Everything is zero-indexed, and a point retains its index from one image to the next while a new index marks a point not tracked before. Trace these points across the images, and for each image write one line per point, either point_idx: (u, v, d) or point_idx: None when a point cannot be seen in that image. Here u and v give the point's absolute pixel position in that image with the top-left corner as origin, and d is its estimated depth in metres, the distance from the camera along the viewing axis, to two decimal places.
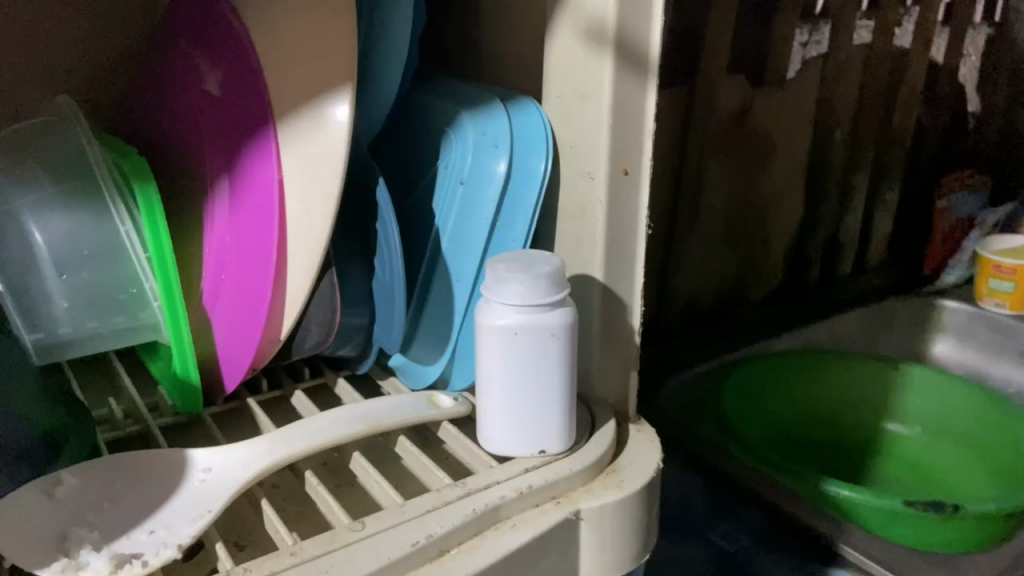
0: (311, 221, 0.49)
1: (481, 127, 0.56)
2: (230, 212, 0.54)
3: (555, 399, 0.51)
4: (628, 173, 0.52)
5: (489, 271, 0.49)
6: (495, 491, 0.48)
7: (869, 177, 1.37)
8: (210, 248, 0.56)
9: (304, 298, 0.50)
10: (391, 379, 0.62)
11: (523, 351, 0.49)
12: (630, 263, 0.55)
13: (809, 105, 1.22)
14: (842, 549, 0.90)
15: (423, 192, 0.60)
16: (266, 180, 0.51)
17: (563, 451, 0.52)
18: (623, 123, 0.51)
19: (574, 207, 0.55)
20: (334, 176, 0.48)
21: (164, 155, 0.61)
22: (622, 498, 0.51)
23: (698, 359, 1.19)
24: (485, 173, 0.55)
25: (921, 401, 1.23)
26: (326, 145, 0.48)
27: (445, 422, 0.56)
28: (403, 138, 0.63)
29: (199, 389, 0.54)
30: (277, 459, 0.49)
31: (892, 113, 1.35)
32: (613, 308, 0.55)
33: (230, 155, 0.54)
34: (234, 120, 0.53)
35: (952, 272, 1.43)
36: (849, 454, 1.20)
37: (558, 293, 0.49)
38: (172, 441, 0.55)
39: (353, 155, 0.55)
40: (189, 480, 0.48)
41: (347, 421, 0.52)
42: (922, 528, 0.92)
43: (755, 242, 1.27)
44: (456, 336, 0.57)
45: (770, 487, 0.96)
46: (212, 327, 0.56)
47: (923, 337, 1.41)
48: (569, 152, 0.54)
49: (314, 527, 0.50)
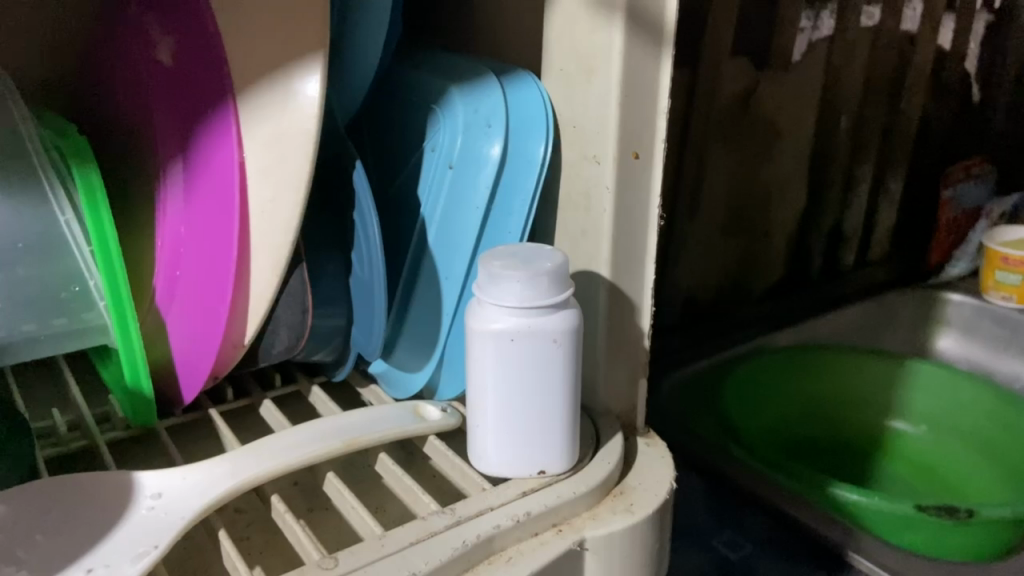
0: (278, 210, 0.43)
1: (472, 105, 0.49)
2: (186, 200, 0.47)
3: (557, 413, 0.45)
4: (639, 156, 0.46)
5: (482, 268, 0.43)
6: (488, 519, 0.42)
7: (874, 165, 1.31)
8: (164, 241, 0.50)
9: (270, 298, 0.44)
10: (371, 387, 0.56)
11: (520, 360, 0.43)
12: (640, 259, 0.49)
13: (815, 92, 1.16)
14: (852, 557, 0.83)
15: (407, 179, 0.53)
16: (225, 164, 0.44)
17: (565, 471, 0.46)
18: (636, 100, 0.45)
19: (578, 195, 0.48)
20: (305, 159, 0.42)
21: (114, 137, 0.54)
22: (632, 524, 0.44)
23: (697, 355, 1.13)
24: (476, 156, 0.49)
25: (927, 399, 1.17)
26: (294, 123, 0.42)
27: (432, 436, 0.49)
28: (385, 118, 0.56)
29: (152, 399, 0.48)
30: (239, 483, 0.43)
31: (898, 99, 1.28)
32: (620, 308, 0.49)
33: (185, 135, 0.47)
34: (187, 94, 0.46)
35: (957, 264, 1.37)
36: (854, 454, 1.15)
37: (561, 293, 0.42)
38: (123, 459, 0.49)
39: (327, 136, 0.49)
40: (135, 507, 0.42)
41: (319, 438, 0.45)
42: (934, 537, 0.85)
43: (756, 234, 1.20)
44: (444, 340, 0.51)
45: (771, 491, 0.89)
46: (168, 330, 0.49)
47: (927, 332, 1.36)
48: (572, 132, 0.47)
49: (282, 560, 0.43)
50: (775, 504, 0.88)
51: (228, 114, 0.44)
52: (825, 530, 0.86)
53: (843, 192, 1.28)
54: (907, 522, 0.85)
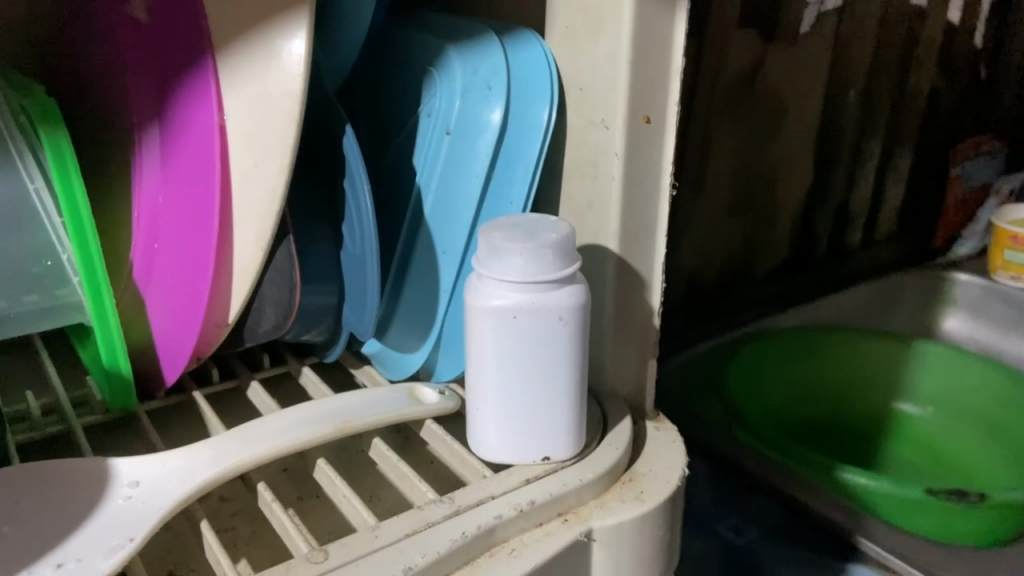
0: (262, 178, 0.40)
1: (472, 66, 0.46)
2: (163, 167, 0.44)
3: (562, 396, 0.42)
4: (650, 121, 0.43)
5: (482, 240, 0.40)
6: (489, 509, 0.39)
7: (884, 143, 1.24)
8: (140, 212, 0.46)
9: (254, 274, 0.41)
10: (365, 368, 0.53)
11: (522, 339, 0.40)
12: (650, 232, 0.46)
13: (824, 65, 1.09)
14: (863, 543, 0.80)
15: (402, 147, 0.50)
16: (205, 129, 0.41)
17: (570, 457, 0.43)
18: (648, 58, 0.41)
19: (584, 163, 0.45)
20: (291, 123, 0.39)
21: (86, 102, 0.50)
22: (643, 513, 0.42)
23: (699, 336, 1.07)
24: (476, 122, 0.46)
25: (932, 378, 1.14)
26: (279, 84, 0.39)
27: (429, 420, 0.47)
28: (378, 82, 0.53)
29: (130, 381, 0.45)
30: (222, 471, 0.40)
31: (907, 74, 1.21)
32: (629, 283, 0.46)
33: (161, 96, 0.44)
34: (164, 52, 0.43)
35: (965, 243, 1.34)
36: (858, 436, 1.11)
37: (567, 268, 0.39)
38: (101, 444, 0.46)
39: (313, 98, 0.45)
40: (111, 496, 0.39)
41: (309, 423, 0.43)
42: (945, 522, 0.81)
43: (761, 214, 1.13)
44: (442, 318, 0.48)
45: (774, 474, 0.85)
46: (148, 307, 0.46)
47: (932, 313, 1.32)
48: (579, 95, 0.44)
49: (271, 552, 0.41)
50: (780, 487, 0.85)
51: (208, 74, 0.41)
52: (829, 512, 0.82)
53: (851, 171, 1.21)
54: (915, 507, 0.80)
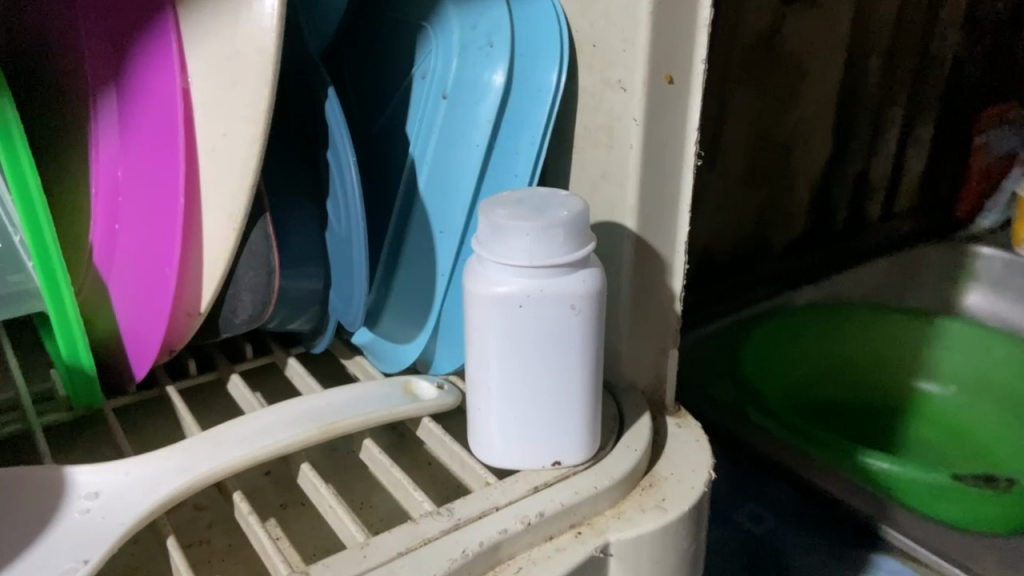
0: (232, 148, 0.35)
1: (471, 21, 0.41)
2: (123, 137, 0.39)
3: (575, 393, 0.37)
4: (672, 81, 0.38)
5: (482, 219, 0.35)
6: (492, 522, 0.35)
7: (906, 108, 1.08)
8: (97, 189, 0.41)
9: (226, 258, 0.36)
10: (357, 359, 0.48)
11: (529, 330, 0.35)
12: (671, 207, 0.41)
13: (845, 25, 0.92)
14: (887, 532, 0.69)
15: (394, 113, 0.45)
16: (166, 93, 0.36)
17: (584, 461, 0.38)
18: (672, 9, 0.36)
19: (598, 130, 0.40)
20: (263, 84, 0.34)
21: (29, 65, 0.44)
22: (664, 524, 0.37)
23: (707, 315, 0.92)
24: (476, 84, 0.41)
25: (955, 357, 1.00)
26: (248, 40, 0.34)
27: (427, 418, 0.42)
28: (368, 43, 0.47)
29: (92, 376, 0.41)
30: (193, 480, 0.35)
31: (932, 37, 1.05)
32: (647, 265, 0.41)
33: (117, 57, 0.38)
34: (118, 5, 0.37)
35: (987, 216, 1.17)
36: (873, 418, 0.96)
37: (580, 250, 0.34)
38: (62, 446, 0.42)
39: (288, 59, 0.40)
40: (66, 510, 0.35)
41: (292, 423, 0.38)
42: (970, 508, 0.69)
43: (779, 184, 0.97)
44: (440, 305, 0.43)
45: (795, 459, 0.74)
46: (112, 296, 0.42)
47: (953, 287, 1.15)
48: (592, 53, 0.39)
49: (250, 567, 0.37)
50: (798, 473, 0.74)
51: (168, 29, 0.35)
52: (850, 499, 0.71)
53: (872, 141, 1.06)
54: (941, 495, 0.69)
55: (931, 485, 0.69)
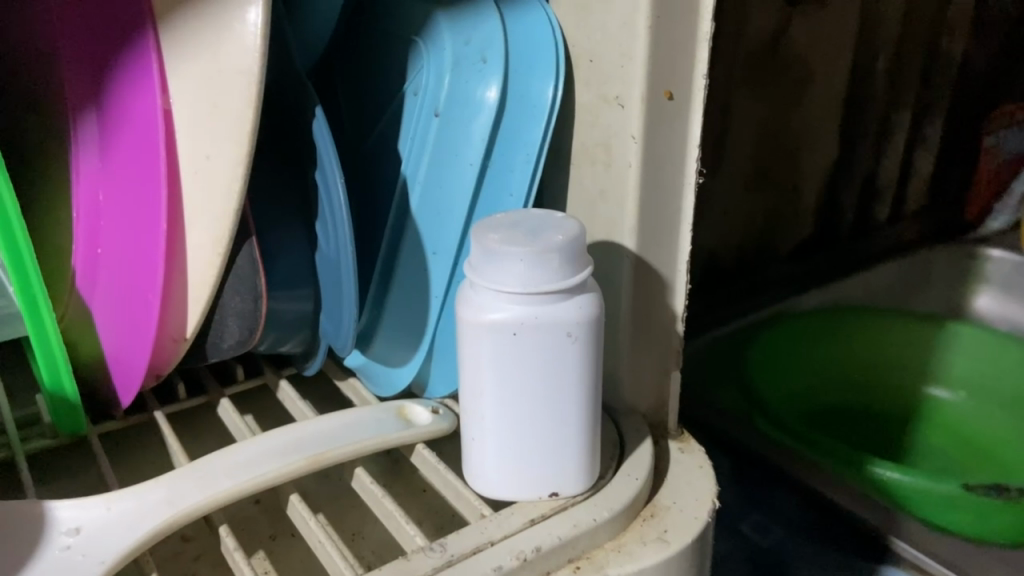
0: (215, 171, 0.33)
1: (463, 35, 0.40)
2: (103, 159, 0.38)
3: (573, 423, 0.36)
4: (672, 97, 0.36)
5: (475, 243, 0.34)
6: (486, 559, 0.33)
7: (914, 109, 1.05)
8: (79, 211, 0.40)
9: (211, 284, 0.35)
10: (351, 381, 0.47)
11: (524, 358, 0.34)
12: (672, 226, 0.39)
13: (851, 26, 0.90)
14: (896, 544, 0.65)
15: (386, 130, 0.44)
16: (147, 114, 0.35)
17: (582, 491, 0.37)
18: (672, 23, 0.35)
19: (595, 148, 0.39)
20: (246, 106, 0.32)
21: (8, 83, 0.43)
22: (666, 558, 0.36)
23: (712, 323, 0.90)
24: (469, 100, 0.39)
25: (967, 362, 0.98)
26: (232, 58, 0.32)
27: (421, 444, 0.41)
28: (359, 57, 0.46)
29: (76, 403, 0.40)
30: (177, 515, 0.34)
31: (940, 36, 1.03)
32: (648, 287, 0.40)
33: (96, 77, 0.37)
34: (96, 24, 0.36)
35: (997, 217, 1.13)
36: (884, 425, 0.94)
37: (577, 274, 0.33)
38: (44, 475, 0.41)
39: (276, 76, 0.39)
40: (46, 549, 0.34)
41: (280, 453, 0.37)
42: (983, 519, 0.66)
43: (787, 188, 0.95)
44: (433, 327, 0.42)
45: (800, 468, 0.71)
46: (96, 321, 0.41)
47: (962, 290, 1.13)
48: (589, 68, 0.38)
49: None
50: (805, 483, 0.70)
51: (149, 47, 0.34)
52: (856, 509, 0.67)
53: (880, 143, 1.03)
54: (951, 505, 0.66)
55: (941, 496, 0.66)
